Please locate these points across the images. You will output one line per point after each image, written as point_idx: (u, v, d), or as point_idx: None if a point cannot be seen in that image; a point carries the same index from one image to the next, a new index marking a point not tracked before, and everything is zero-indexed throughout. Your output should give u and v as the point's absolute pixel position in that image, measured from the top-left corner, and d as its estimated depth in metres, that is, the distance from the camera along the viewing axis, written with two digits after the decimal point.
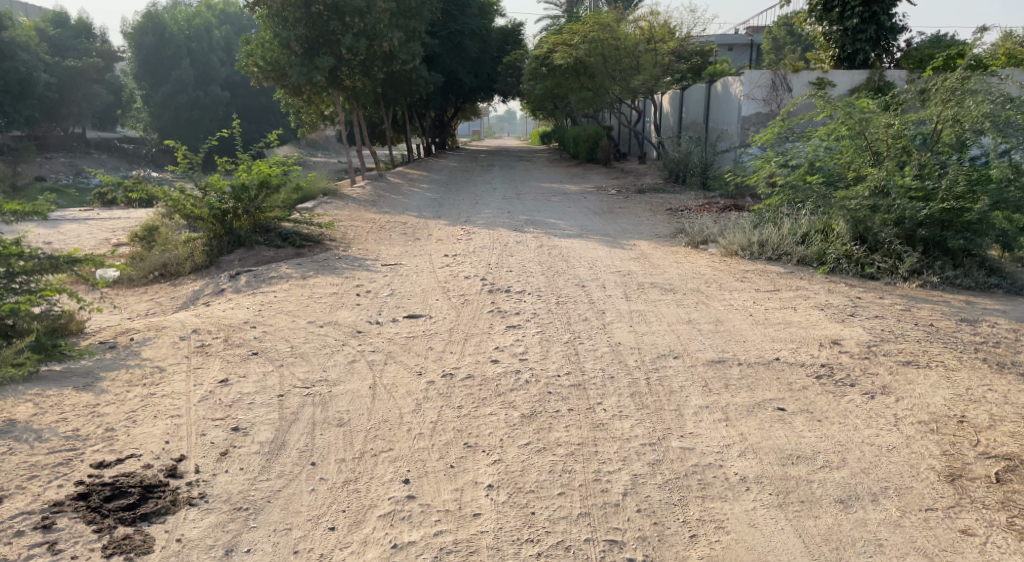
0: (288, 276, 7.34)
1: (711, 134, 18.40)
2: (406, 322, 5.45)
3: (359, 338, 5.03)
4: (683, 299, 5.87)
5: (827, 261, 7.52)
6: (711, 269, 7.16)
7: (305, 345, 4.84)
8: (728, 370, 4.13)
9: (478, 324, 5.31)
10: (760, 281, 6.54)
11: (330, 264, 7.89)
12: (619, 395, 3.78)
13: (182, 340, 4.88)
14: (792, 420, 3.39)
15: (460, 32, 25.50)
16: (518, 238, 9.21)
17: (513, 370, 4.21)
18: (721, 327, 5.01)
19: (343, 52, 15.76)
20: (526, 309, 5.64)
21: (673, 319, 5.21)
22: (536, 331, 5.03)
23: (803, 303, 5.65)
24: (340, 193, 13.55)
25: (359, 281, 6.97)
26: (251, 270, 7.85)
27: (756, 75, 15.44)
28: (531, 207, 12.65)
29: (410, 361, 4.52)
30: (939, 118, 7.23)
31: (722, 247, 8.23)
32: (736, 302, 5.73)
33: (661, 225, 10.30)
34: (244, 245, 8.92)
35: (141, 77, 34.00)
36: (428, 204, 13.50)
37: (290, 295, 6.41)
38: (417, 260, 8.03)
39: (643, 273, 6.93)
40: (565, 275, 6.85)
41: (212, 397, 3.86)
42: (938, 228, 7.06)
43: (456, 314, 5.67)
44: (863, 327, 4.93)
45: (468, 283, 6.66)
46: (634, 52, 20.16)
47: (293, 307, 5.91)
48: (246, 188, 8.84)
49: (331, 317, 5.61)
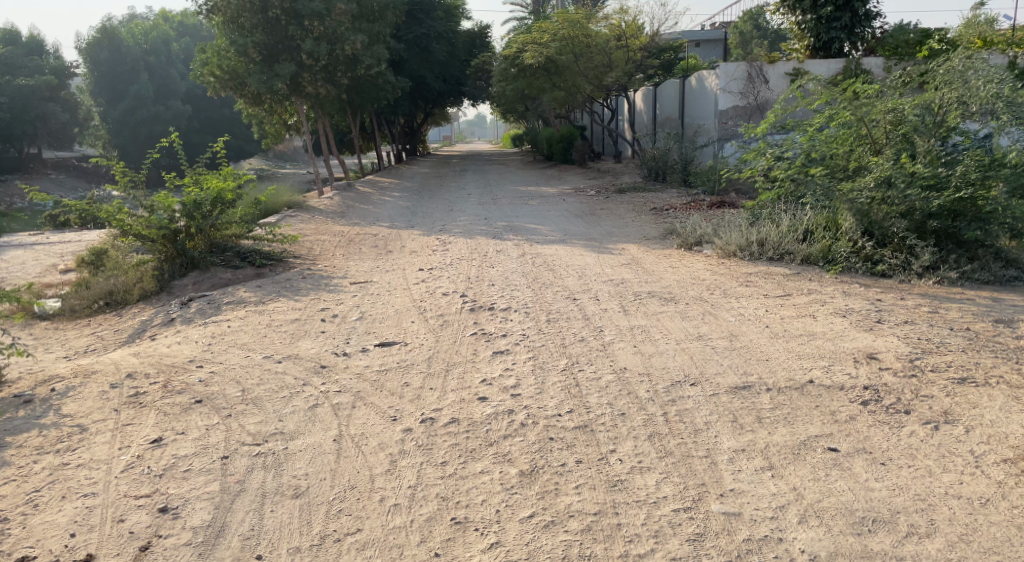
0: (247, 302, 6.61)
1: (688, 130, 17.92)
2: (378, 352, 4.77)
3: (322, 375, 4.33)
4: (687, 311, 5.28)
5: (835, 259, 6.97)
6: (710, 273, 6.58)
7: (259, 388, 4.13)
8: (759, 400, 3.52)
9: (459, 351, 4.65)
10: (767, 286, 5.96)
11: (293, 285, 7.17)
12: (636, 439, 3.14)
13: (112, 390, 4.15)
14: (850, 464, 2.79)
15: (426, 36, 25.19)
16: (498, 247, 8.55)
17: (504, 410, 3.55)
18: (738, 343, 4.41)
19: (304, 58, 15.04)
20: (514, 330, 4.99)
21: (681, 336, 4.60)
22: (528, 357, 4.39)
23: (820, 309, 5.08)
24: (306, 206, 12.78)
25: (325, 303, 6.28)
26: (205, 295, 7.13)
27: (732, 67, 15.04)
28: (508, 212, 12.01)
29: (384, 404, 3.84)
30: (943, 101, 6.76)
31: (719, 248, 7.63)
32: (747, 311, 5.16)
33: (648, 225, 9.70)
34: (200, 267, 8.16)
35: (98, 93, 32.76)
36: (400, 214, 12.79)
37: (246, 324, 5.70)
38: (389, 276, 7.34)
39: (638, 281, 6.33)
40: (553, 287, 6.22)
41: (139, 465, 3.17)
42: (950, 218, 6.54)
43: (436, 338, 5.00)
44: (896, 337, 4.36)
45: (445, 301, 6.01)
46: (605, 48, 19.60)
47: (248, 340, 5.19)
48: (198, 204, 8.10)
49: (292, 349, 4.90)
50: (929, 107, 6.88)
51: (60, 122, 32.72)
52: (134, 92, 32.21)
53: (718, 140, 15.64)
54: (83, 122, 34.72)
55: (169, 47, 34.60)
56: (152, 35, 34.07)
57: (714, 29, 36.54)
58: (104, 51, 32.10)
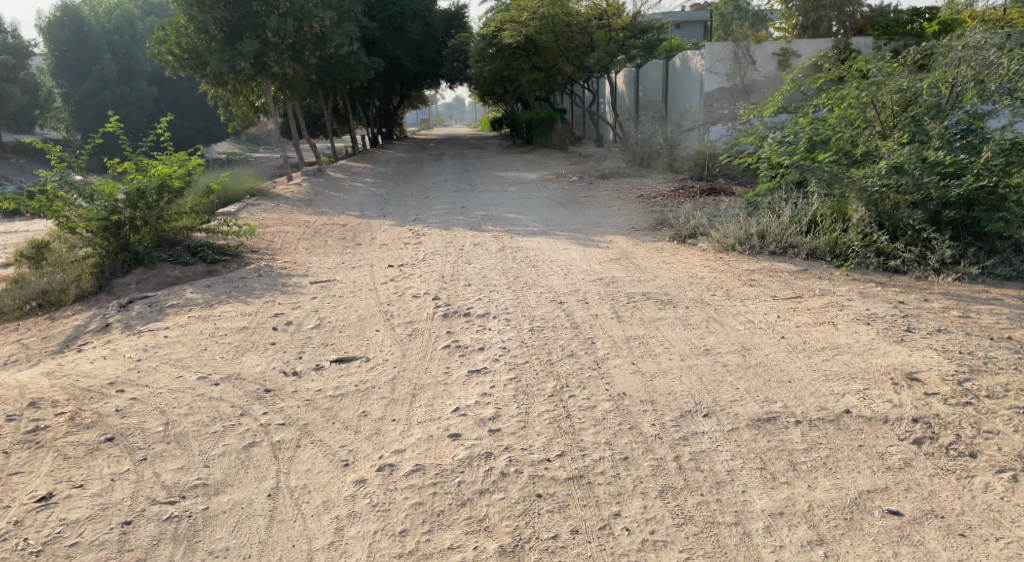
0: (193, 304, 5.88)
1: (673, 112, 17.28)
2: (335, 370, 4.10)
3: (266, 403, 3.65)
4: (688, 316, 4.67)
5: (843, 254, 6.35)
6: (710, 270, 5.96)
7: (186, 421, 3.43)
8: (789, 437, 2.91)
9: (429, 369, 4.00)
10: (774, 285, 5.36)
11: (247, 284, 6.45)
12: (645, 497, 2.53)
13: (7, 424, 3.46)
14: (921, 536, 2.27)
15: (401, 15, 24.31)
16: (475, 239, 7.88)
17: (480, 453, 2.91)
18: (753, 359, 3.79)
19: (269, 35, 14.18)
20: (493, 342, 4.34)
21: (686, 350, 3.99)
22: (509, 378, 3.75)
23: (839, 315, 4.47)
24: (271, 193, 11.98)
25: (280, 307, 5.58)
26: (148, 296, 6.38)
27: (717, 47, 14.47)
28: (487, 200, 11.32)
29: (334, 442, 3.17)
30: (956, 80, 6.21)
31: (715, 241, 6.97)
32: (755, 318, 4.56)
33: (636, 215, 9.08)
34: (144, 263, 7.36)
35: (59, 74, 31.35)
36: (372, 202, 12.06)
37: (186, 333, 4.98)
38: (355, 274, 6.65)
39: (631, 280, 5.71)
40: (536, 287, 5.58)
41: (14, 539, 2.55)
42: (967, 208, 5.96)
43: (402, 353, 4.33)
44: (933, 350, 3.77)
45: (416, 305, 5.35)
46: (586, 28, 18.88)
47: (185, 355, 4.49)
48: (143, 194, 7.29)
49: (233, 367, 4.21)
50: (943, 87, 6.30)
51: (19, 104, 31.36)
52: (96, 74, 30.84)
53: (704, 124, 15.06)
54: (44, 104, 33.30)
55: (135, 27, 33.26)
56: (117, 15, 32.70)
57: (694, 11, 36.02)
58: (65, 31, 30.74)
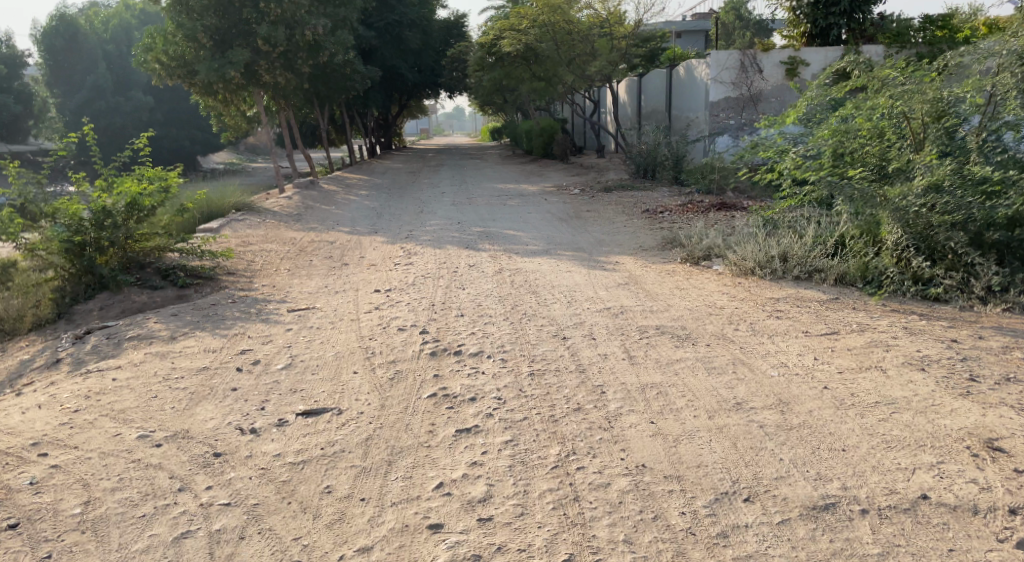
0: (154, 337, 5.27)
1: (676, 123, 16.74)
2: (299, 426, 3.49)
3: (211, 471, 3.05)
4: (711, 357, 4.07)
5: (876, 279, 5.71)
6: (729, 299, 5.36)
7: (112, 500, 2.84)
8: (859, 536, 2.32)
9: (410, 427, 3.38)
10: (804, 319, 4.75)
11: (217, 313, 5.86)
12: None
13: None
14: None
15: (398, 23, 23.81)
16: (471, 260, 7.28)
17: (467, 556, 2.34)
18: (794, 418, 3.17)
19: (260, 43, 13.63)
20: (487, 392, 3.72)
21: (714, 405, 3.37)
22: (506, 440, 3.15)
23: (886, 358, 3.86)
24: (258, 207, 11.38)
25: (250, 341, 4.98)
26: (107, 326, 5.78)
27: (723, 55, 13.91)
28: (484, 215, 10.74)
29: (286, 533, 2.58)
30: (996, 89, 5.63)
31: (732, 265, 6.35)
32: (789, 361, 3.95)
33: (643, 232, 8.49)
34: (110, 287, 6.74)
35: (54, 84, 30.90)
36: (365, 216, 11.48)
37: (138, 375, 4.39)
38: (337, 300, 6.06)
39: (642, 311, 5.10)
40: (536, 319, 4.97)
41: None
42: (1014, 229, 5.32)
43: (380, 404, 3.71)
44: (1011, 409, 3.14)
45: (400, 340, 4.74)
46: (587, 36, 18.31)
47: (130, 404, 3.89)
48: (109, 213, 6.71)
49: (183, 422, 3.61)
50: (981, 96, 5.74)
51: (13, 114, 30.89)
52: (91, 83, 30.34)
53: (709, 134, 14.50)
54: (38, 115, 32.84)
55: (131, 36, 32.85)
56: (113, 24, 32.29)
57: (696, 21, 35.72)
58: (61, 39, 30.27)
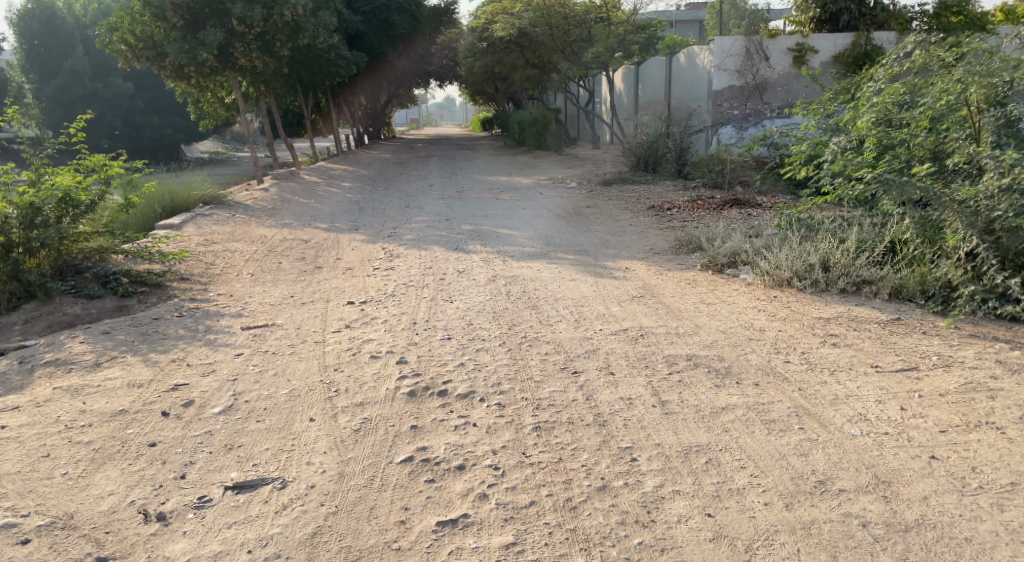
0: (75, 363, 4.31)
1: (677, 113, 15.86)
2: (224, 507, 2.59)
3: None
4: (767, 405, 3.17)
5: (938, 294, 4.81)
6: (769, 319, 4.46)
7: None
8: None
9: (377, 512, 2.49)
10: (869, 348, 3.87)
11: (160, 330, 4.90)
12: None
13: None
14: None
15: (387, 7, 22.71)
16: (460, 264, 6.38)
17: None
18: (908, 511, 2.29)
19: (235, 24, 12.52)
20: (480, 456, 2.81)
21: (793, 487, 2.47)
22: (508, 542, 2.27)
23: (998, 413, 2.96)
24: (229, 201, 10.38)
25: (187, 372, 4.04)
26: (26, 346, 4.81)
27: (728, 41, 12.95)
28: (476, 210, 9.81)
29: None
30: None
31: (765, 274, 5.45)
32: (869, 412, 3.05)
33: (653, 233, 7.58)
34: (38, 297, 5.74)
35: (28, 68, 29.47)
36: (344, 211, 10.49)
37: (36, 420, 3.44)
38: (302, 315, 5.13)
39: (668, 334, 4.19)
40: (539, 346, 4.06)
41: None
42: None
43: (339, 472, 2.79)
44: None
45: (373, 373, 3.81)
46: (583, 21, 17.35)
47: (9, 468, 2.95)
48: (38, 209, 5.72)
49: (72, 496, 2.70)
50: None
51: None
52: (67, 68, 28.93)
53: (713, 125, 13.58)
54: None
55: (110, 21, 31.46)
56: (91, 8, 30.91)
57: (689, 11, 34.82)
58: (36, 22, 28.91)
